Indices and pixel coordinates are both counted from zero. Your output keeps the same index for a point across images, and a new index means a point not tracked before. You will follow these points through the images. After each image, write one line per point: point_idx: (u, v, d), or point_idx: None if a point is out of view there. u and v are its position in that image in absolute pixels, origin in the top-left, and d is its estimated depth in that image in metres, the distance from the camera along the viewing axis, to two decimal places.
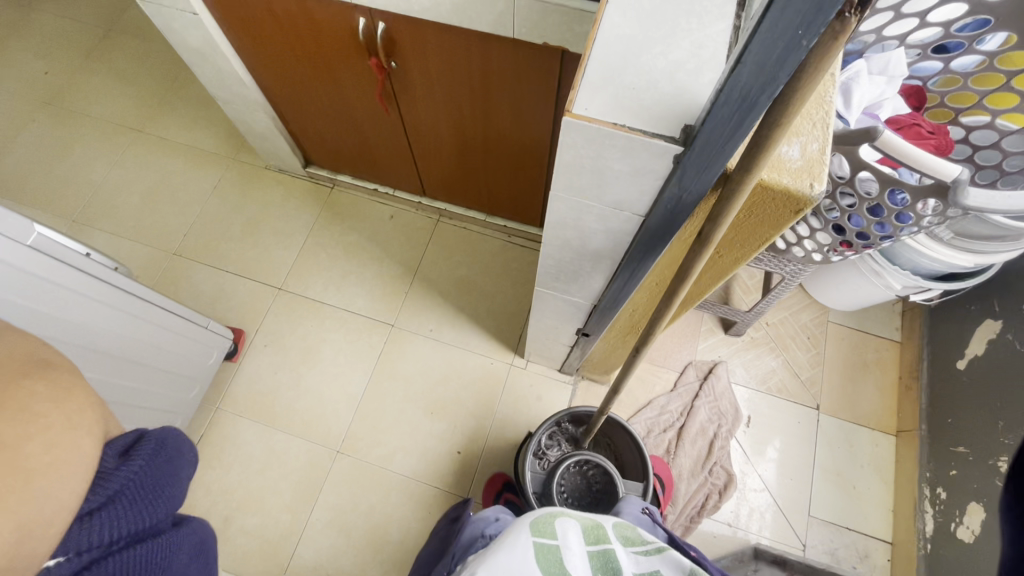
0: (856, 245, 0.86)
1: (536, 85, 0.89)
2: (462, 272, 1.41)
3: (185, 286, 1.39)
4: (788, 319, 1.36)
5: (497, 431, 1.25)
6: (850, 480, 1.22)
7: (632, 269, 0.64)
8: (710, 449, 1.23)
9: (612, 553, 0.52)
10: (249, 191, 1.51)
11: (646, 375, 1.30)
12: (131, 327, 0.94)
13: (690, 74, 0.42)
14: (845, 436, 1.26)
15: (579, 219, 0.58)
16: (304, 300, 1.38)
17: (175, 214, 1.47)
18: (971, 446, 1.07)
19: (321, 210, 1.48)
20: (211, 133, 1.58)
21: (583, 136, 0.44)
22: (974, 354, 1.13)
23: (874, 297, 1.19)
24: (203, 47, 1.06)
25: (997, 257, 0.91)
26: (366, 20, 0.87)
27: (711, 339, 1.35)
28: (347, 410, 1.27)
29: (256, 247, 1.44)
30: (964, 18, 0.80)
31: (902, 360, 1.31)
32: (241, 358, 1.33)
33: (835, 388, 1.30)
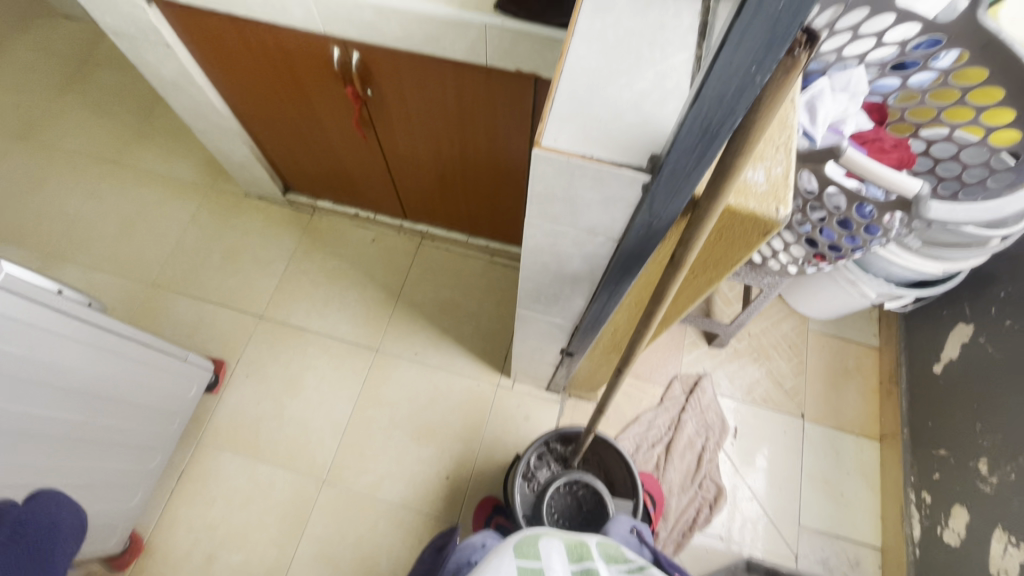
0: (829, 257, 0.87)
1: (511, 109, 0.90)
2: (446, 293, 1.41)
3: (164, 318, 1.37)
4: (769, 329, 1.38)
5: (485, 453, 1.23)
6: (838, 487, 1.23)
7: (610, 291, 0.65)
8: (699, 463, 1.23)
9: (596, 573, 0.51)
10: (228, 219, 1.49)
11: (633, 390, 1.31)
12: (107, 364, 0.93)
13: (655, 104, 0.43)
14: (830, 444, 1.27)
15: (555, 244, 0.59)
16: (285, 327, 1.37)
17: (153, 245, 1.45)
18: (951, 448, 1.09)
19: (301, 236, 1.47)
20: (188, 162, 1.57)
21: (554, 166, 0.45)
22: (948, 358, 1.15)
23: (850, 305, 1.22)
24: (179, 79, 1.06)
25: (963, 263, 0.94)
26: (340, 50, 0.88)
27: (695, 352, 1.36)
28: (332, 438, 1.25)
29: (236, 275, 1.42)
30: (918, 37, 0.83)
31: (882, 365, 1.33)
32: (222, 389, 1.30)
33: (818, 396, 1.31)
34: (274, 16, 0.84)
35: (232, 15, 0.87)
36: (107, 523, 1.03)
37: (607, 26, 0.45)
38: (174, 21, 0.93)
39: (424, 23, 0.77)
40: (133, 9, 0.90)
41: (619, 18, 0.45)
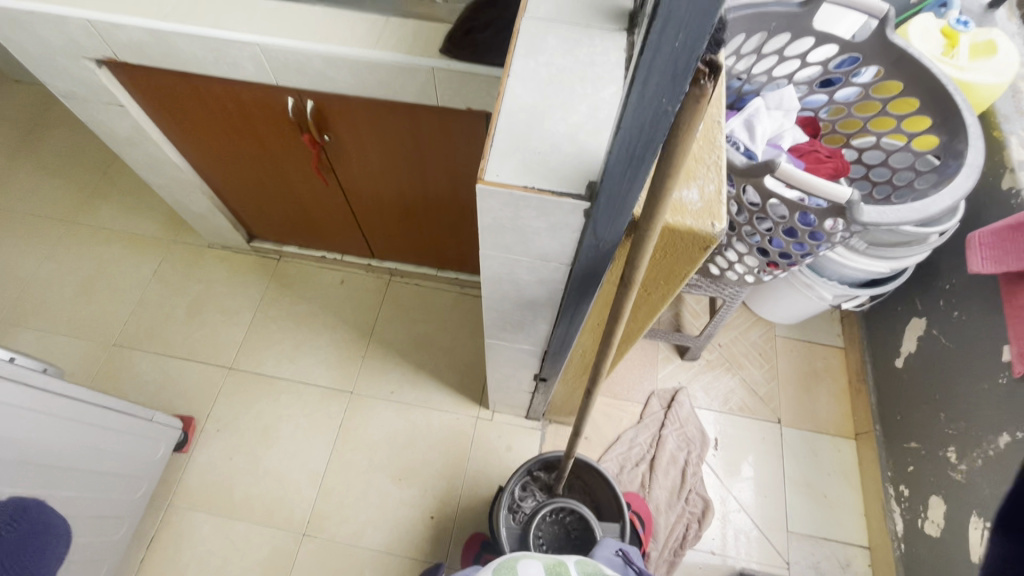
0: (781, 264, 0.90)
1: (465, 143, 0.93)
2: (418, 329, 1.40)
3: (128, 378, 1.33)
4: (738, 338, 1.41)
5: (470, 488, 1.21)
6: (821, 489, 1.24)
7: (571, 314, 0.66)
8: (683, 478, 1.24)
9: None
10: (192, 271, 1.47)
11: (611, 410, 1.31)
12: (68, 431, 0.89)
13: (590, 134, 0.46)
14: (808, 447, 1.29)
15: (513, 273, 0.61)
16: (256, 377, 1.34)
17: (113, 304, 1.42)
18: (921, 440, 1.12)
19: (268, 283, 1.46)
20: (148, 218, 1.55)
21: (499, 199, 0.47)
22: (908, 351, 1.19)
23: (810, 309, 1.26)
24: (134, 137, 1.06)
25: (907, 260, 0.99)
26: (294, 99, 0.90)
27: (669, 367, 1.38)
28: (311, 488, 1.21)
29: (203, 328, 1.39)
30: (837, 56, 0.91)
31: (849, 365, 1.37)
32: (192, 448, 1.25)
33: (792, 400, 1.34)
34: (225, 70, 0.86)
35: (184, 72, 0.89)
36: None
37: (542, 64, 0.48)
38: (127, 81, 0.94)
39: (373, 69, 0.80)
40: (83, 71, 0.91)
41: (552, 58, 0.49)
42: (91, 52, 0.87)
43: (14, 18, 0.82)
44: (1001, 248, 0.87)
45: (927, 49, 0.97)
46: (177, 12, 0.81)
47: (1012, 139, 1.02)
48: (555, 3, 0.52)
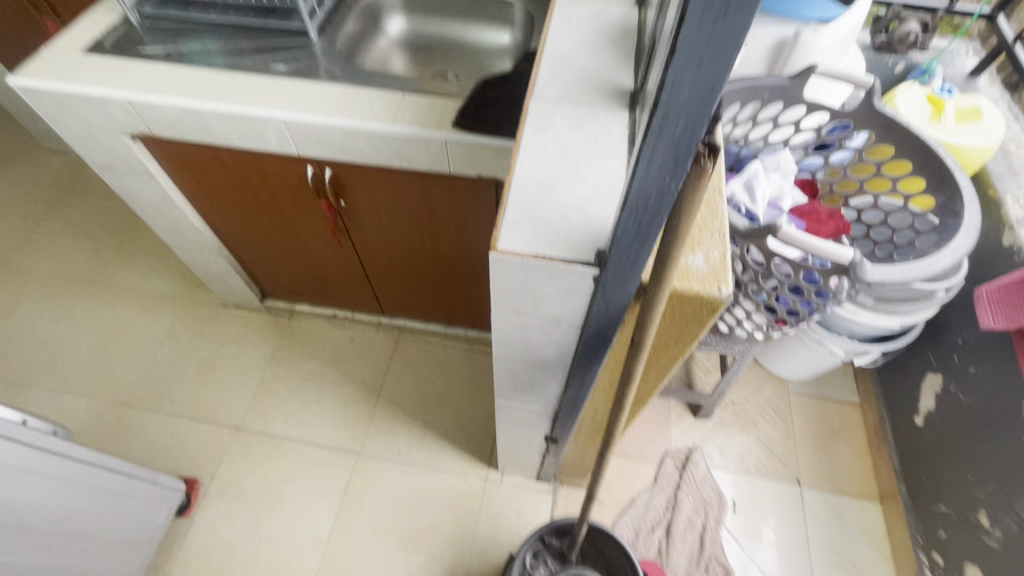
0: (789, 321, 0.91)
1: (475, 207, 0.97)
2: (427, 388, 1.39)
3: (134, 438, 1.32)
4: (751, 395, 1.39)
5: (479, 555, 1.16)
6: (848, 556, 1.18)
7: (582, 375, 0.66)
8: (702, 544, 1.18)
9: None
10: (204, 330, 1.49)
11: (624, 471, 1.28)
12: (70, 496, 0.88)
13: (596, 204, 0.49)
14: (831, 510, 1.24)
15: (524, 335, 0.62)
16: (263, 437, 1.32)
17: (126, 363, 1.43)
18: (950, 504, 1.07)
19: (279, 341, 1.47)
20: (166, 277, 1.59)
21: (511, 266, 0.49)
22: (927, 408, 1.17)
23: (823, 365, 1.25)
24: (159, 203, 1.12)
25: (916, 316, 0.99)
26: (314, 168, 0.95)
27: (682, 426, 1.35)
28: (314, 556, 1.17)
29: (213, 387, 1.40)
30: (829, 123, 0.95)
31: (867, 422, 1.34)
32: (195, 512, 1.22)
33: (811, 460, 1.30)
34: (251, 142, 0.91)
35: (211, 144, 0.94)
36: None
37: (551, 140, 0.52)
38: (157, 152, 1.01)
39: (388, 140, 0.84)
40: (118, 144, 0.97)
41: (560, 134, 0.52)
42: (127, 128, 0.94)
43: (60, 98, 0.89)
44: (1009, 303, 0.88)
45: (915, 114, 1.02)
46: (209, 92, 0.87)
47: (1007, 198, 1.04)
48: (560, 84, 0.56)
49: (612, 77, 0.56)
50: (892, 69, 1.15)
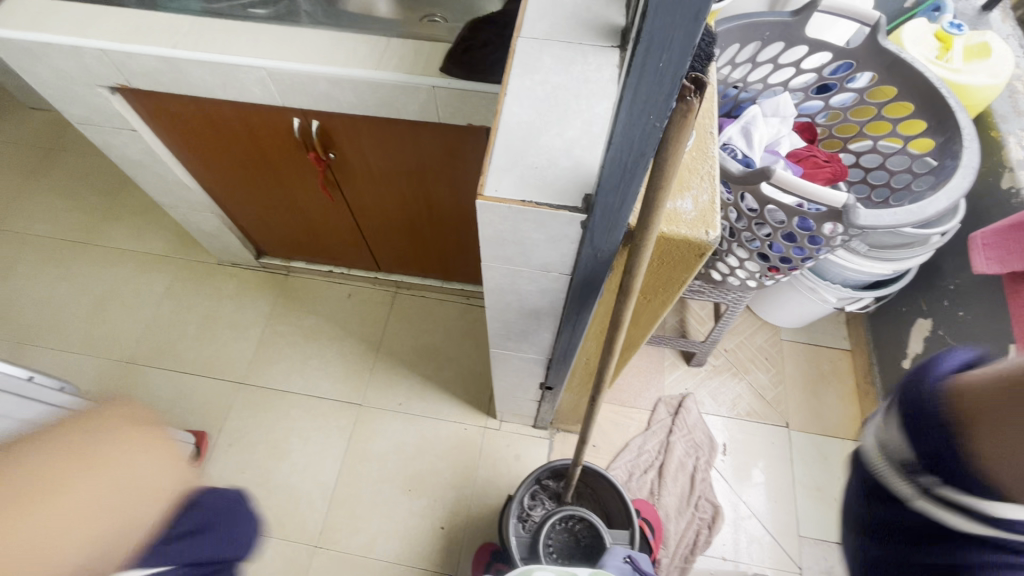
0: (782, 269, 0.91)
1: (466, 157, 0.95)
2: (425, 340, 1.42)
3: (141, 394, 1.35)
4: (744, 343, 1.42)
5: (479, 497, 1.22)
6: (832, 493, 1.24)
7: (574, 322, 0.67)
8: (692, 484, 1.23)
9: None
10: (202, 288, 1.50)
11: (618, 417, 1.32)
12: None
13: (585, 149, 0.48)
14: (817, 450, 1.28)
15: (514, 284, 0.62)
16: (267, 391, 1.36)
17: (127, 322, 1.45)
18: None
19: (277, 299, 1.48)
20: (160, 236, 1.58)
21: (498, 213, 0.48)
22: (915, 352, 1.19)
23: (816, 312, 1.26)
24: (145, 160, 1.10)
25: (910, 261, 0.99)
26: (300, 119, 0.92)
27: (676, 373, 1.38)
28: (322, 500, 1.22)
29: (214, 343, 1.42)
30: (832, 63, 0.92)
31: (857, 367, 1.37)
32: (205, 462, 1.27)
33: (800, 404, 1.34)
34: (233, 94, 0.88)
35: (192, 96, 0.92)
36: None
37: (540, 82, 0.50)
38: (139, 106, 0.98)
39: (375, 89, 0.82)
40: (96, 98, 0.94)
41: (549, 76, 0.50)
42: (105, 81, 0.90)
43: (31, 50, 0.86)
44: (1004, 248, 0.88)
45: (920, 53, 0.98)
46: (187, 40, 0.84)
47: (1011, 139, 1.02)
48: (548, 23, 0.54)
49: (603, 14, 0.54)
50: (902, 4, 1.10)
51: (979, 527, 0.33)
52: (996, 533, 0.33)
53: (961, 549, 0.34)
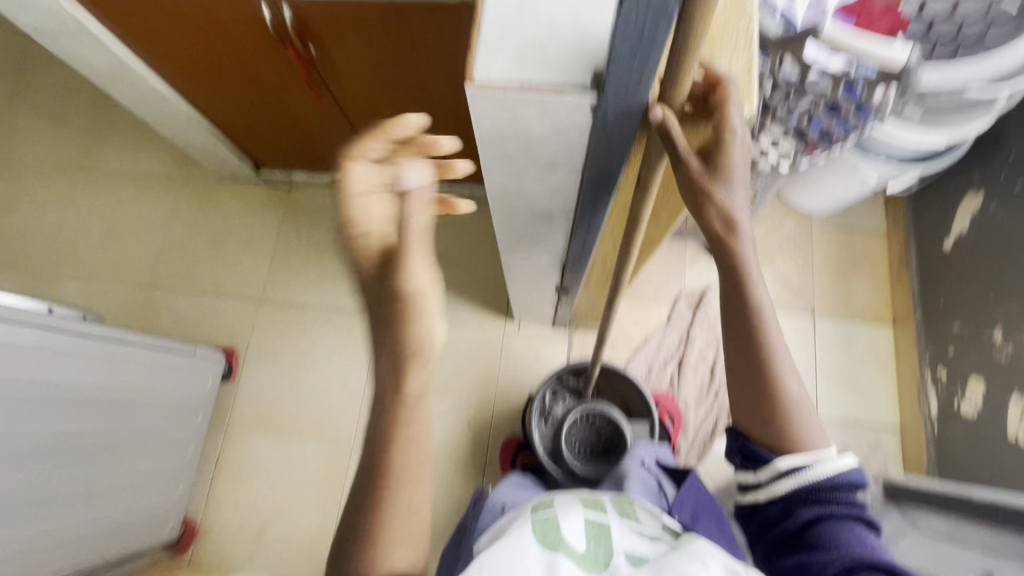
0: (822, 147, 0.81)
1: (459, 40, 0.83)
2: (438, 249, 1.38)
3: (167, 316, 1.38)
4: (772, 231, 1.34)
5: (502, 397, 1.26)
6: (854, 376, 1.24)
7: (587, 225, 0.62)
8: (712, 375, 1.24)
9: (608, 526, 0.51)
10: (207, 207, 1.47)
11: (639, 314, 1.30)
12: (115, 374, 0.94)
13: (593, 15, 0.39)
14: (843, 335, 1.26)
15: (520, 185, 0.56)
16: (287, 306, 1.37)
17: (139, 247, 1.44)
18: (965, 322, 1.10)
19: (283, 214, 1.44)
20: (154, 155, 1.51)
21: (493, 103, 0.41)
22: (959, 232, 1.13)
23: (851, 194, 1.17)
24: (115, 70, 1.00)
25: (969, 127, 0.90)
26: (269, 7, 0.81)
27: (698, 266, 1.33)
28: (354, 405, 1.28)
29: (228, 263, 1.42)
30: None
31: (892, 249, 1.30)
32: (239, 376, 1.33)
33: (827, 290, 1.29)
34: None
35: None
36: (151, 517, 1.10)
37: None
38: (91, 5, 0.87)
39: None
40: None
41: None
42: None
43: None
44: None
45: None
46: None
47: None
48: None
49: None
50: None
51: (792, 482, 0.53)
52: (801, 483, 0.53)
53: (803, 510, 0.52)
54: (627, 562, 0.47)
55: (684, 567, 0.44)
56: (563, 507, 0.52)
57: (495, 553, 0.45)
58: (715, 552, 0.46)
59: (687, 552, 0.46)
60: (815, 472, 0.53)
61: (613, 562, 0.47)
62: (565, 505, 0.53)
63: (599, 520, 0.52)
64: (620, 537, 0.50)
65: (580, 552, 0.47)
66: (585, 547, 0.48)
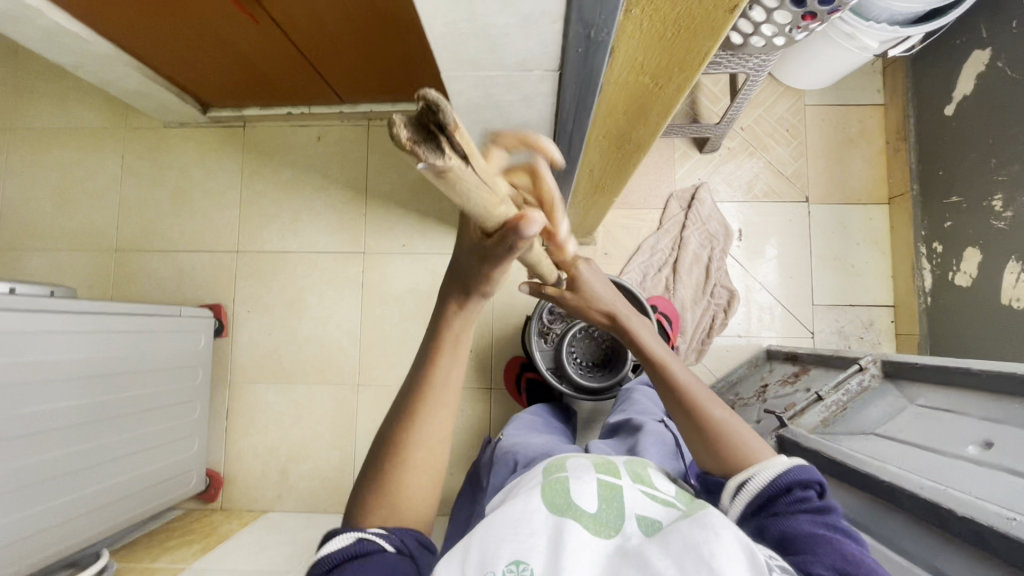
0: (820, 13, 0.74)
1: None
2: (413, 175, 1.30)
3: (143, 278, 1.33)
4: (763, 116, 1.26)
5: (500, 320, 1.25)
6: (848, 259, 1.23)
7: (569, 136, 0.55)
8: (708, 273, 1.22)
9: (619, 488, 0.52)
10: (158, 157, 1.35)
11: (630, 221, 1.25)
12: (101, 347, 0.92)
13: None
14: (837, 219, 1.24)
15: (491, 95, 0.51)
16: (266, 255, 1.31)
17: (96, 210, 1.35)
18: (963, 193, 1.07)
19: (243, 156, 1.34)
20: (87, 106, 1.37)
21: None
22: (961, 96, 1.07)
23: (848, 65, 1.09)
24: (14, 10, 0.87)
25: None
26: None
27: (687, 164, 1.27)
28: (352, 345, 1.28)
29: (194, 216, 1.34)
30: None
31: (888, 122, 1.23)
32: (231, 331, 1.30)
33: (822, 172, 1.25)
34: None
35: None
36: (175, 474, 1.13)
37: None
38: None
39: None
40: None
41: None
42: None
43: None
44: None
45: None
46: None
47: None
48: None
49: None
50: None
51: (747, 492, 0.53)
52: (757, 493, 0.53)
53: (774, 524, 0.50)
54: (640, 529, 0.46)
55: (690, 534, 0.42)
56: (577, 473, 0.53)
57: (502, 518, 0.47)
58: (728, 523, 0.43)
59: (696, 520, 0.44)
60: (755, 481, 0.53)
61: (624, 528, 0.46)
62: (579, 471, 0.54)
63: (612, 485, 0.52)
64: (633, 500, 0.50)
65: (590, 514, 0.47)
66: (596, 510, 0.48)
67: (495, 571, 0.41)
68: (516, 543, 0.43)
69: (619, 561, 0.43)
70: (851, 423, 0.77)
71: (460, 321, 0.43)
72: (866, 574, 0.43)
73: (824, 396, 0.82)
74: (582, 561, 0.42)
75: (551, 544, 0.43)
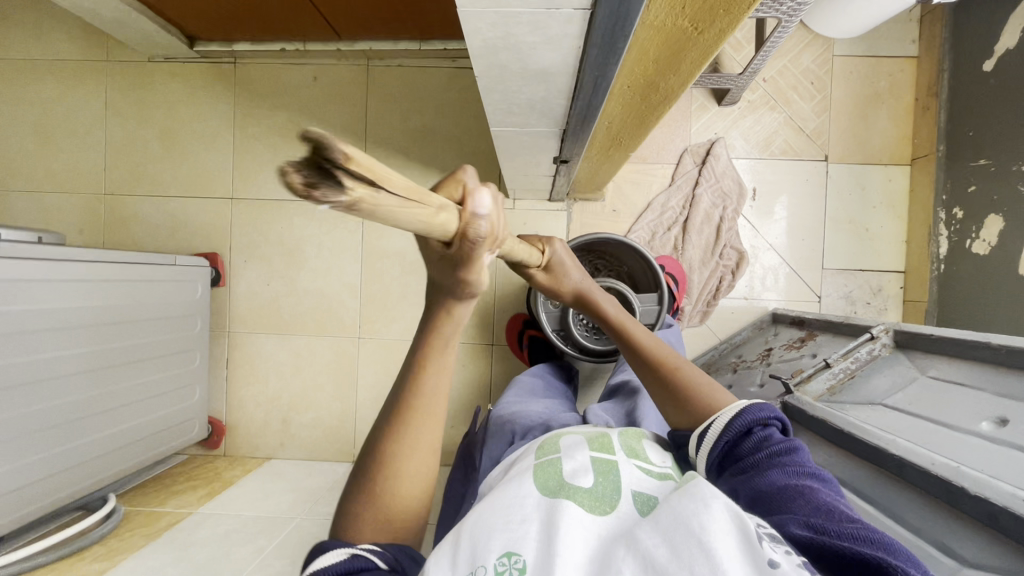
0: None
1: None
2: (415, 121, 1.23)
3: (136, 224, 1.29)
4: (788, 67, 1.19)
5: (503, 277, 1.22)
6: (864, 222, 1.19)
7: (594, 79, 0.50)
8: (718, 234, 1.18)
9: (615, 465, 0.52)
10: (144, 96, 1.27)
11: (641, 176, 1.20)
12: (98, 296, 0.89)
13: None
14: (856, 179, 1.19)
15: (511, 35, 0.45)
16: (261, 203, 1.27)
17: (82, 150, 1.29)
18: (993, 156, 1.02)
19: (234, 96, 1.26)
20: (65, 35, 1.27)
21: None
22: (1004, 50, 1.01)
23: (892, 7, 1.01)
24: None
25: None
26: None
27: (705, 117, 1.20)
28: (352, 298, 1.26)
29: (186, 160, 1.28)
30: None
31: (920, 77, 1.16)
32: (228, 280, 1.27)
33: (845, 129, 1.19)
34: None
35: None
36: (178, 421, 1.14)
37: None
38: None
39: None
40: None
41: None
42: None
43: None
44: None
45: None
46: None
47: None
48: None
49: None
50: None
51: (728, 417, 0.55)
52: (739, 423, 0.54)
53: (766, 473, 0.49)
54: (634, 507, 0.46)
55: (679, 508, 0.40)
56: (570, 453, 0.53)
57: (498, 502, 0.46)
58: (717, 492, 0.41)
59: (687, 492, 0.42)
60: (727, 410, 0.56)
61: (620, 506, 0.46)
62: (573, 450, 0.54)
63: (607, 462, 0.52)
64: (629, 478, 0.50)
65: (585, 489, 0.47)
66: (591, 485, 0.48)
67: (485, 565, 0.40)
68: (507, 533, 0.42)
69: (610, 540, 0.42)
70: (859, 392, 0.76)
71: (449, 329, 0.41)
72: (840, 525, 0.42)
73: (833, 364, 0.82)
74: (576, 543, 0.41)
75: (542, 530, 0.42)
